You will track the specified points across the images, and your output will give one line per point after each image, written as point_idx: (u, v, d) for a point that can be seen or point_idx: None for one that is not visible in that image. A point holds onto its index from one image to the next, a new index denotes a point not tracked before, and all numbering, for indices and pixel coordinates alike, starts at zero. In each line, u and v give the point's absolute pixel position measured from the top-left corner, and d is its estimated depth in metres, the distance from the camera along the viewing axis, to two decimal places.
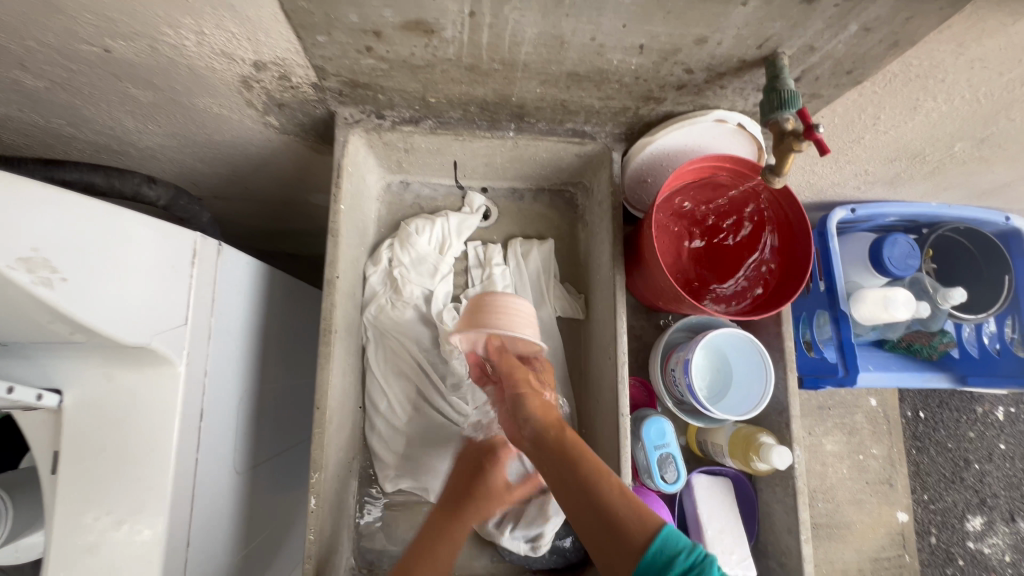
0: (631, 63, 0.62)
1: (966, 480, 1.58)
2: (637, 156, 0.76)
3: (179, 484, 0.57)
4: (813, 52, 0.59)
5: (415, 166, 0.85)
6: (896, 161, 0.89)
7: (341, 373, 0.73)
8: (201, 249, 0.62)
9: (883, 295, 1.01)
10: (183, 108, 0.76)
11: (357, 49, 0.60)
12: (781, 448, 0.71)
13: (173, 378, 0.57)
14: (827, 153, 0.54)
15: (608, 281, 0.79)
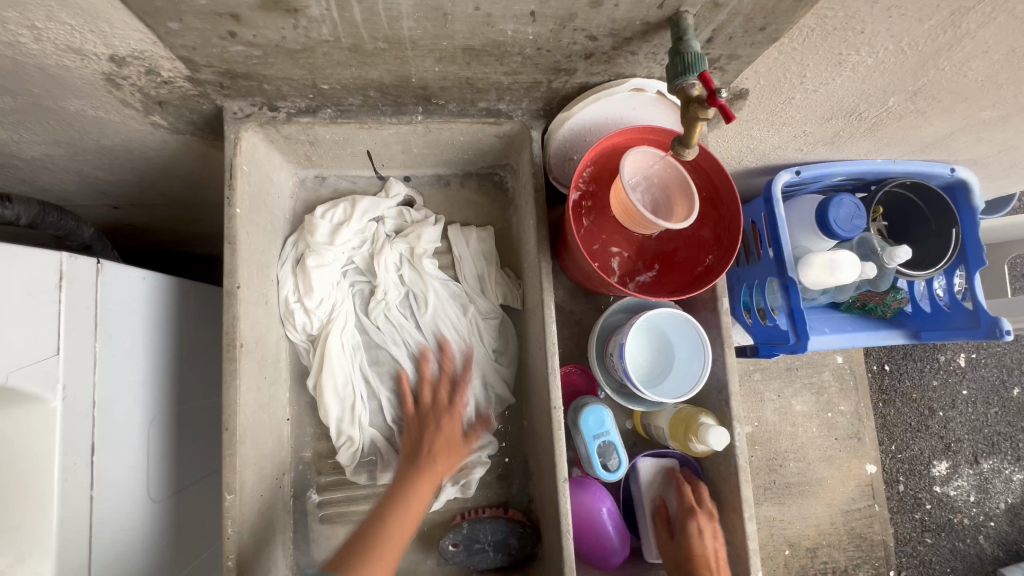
0: (528, 33, 0.57)
1: (931, 428, 1.61)
2: (556, 134, 0.72)
3: (69, 527, 0.53)
4: (718, 9, 0.54)
5: (327, 158, 0.79)
6: (833, 119, 0.86)
7: (255, 388, 0.68)
8: (70, 271, 0.56)
9: (829, 259, 0.98)
10: (54, 113, 0.69)
11: (219, 36, 0.54)
12: (719, 430, 0.68)
13: (47, 416, 0.52)
14: (733, 119, 0.50)
15: (536, 268, 0.75)
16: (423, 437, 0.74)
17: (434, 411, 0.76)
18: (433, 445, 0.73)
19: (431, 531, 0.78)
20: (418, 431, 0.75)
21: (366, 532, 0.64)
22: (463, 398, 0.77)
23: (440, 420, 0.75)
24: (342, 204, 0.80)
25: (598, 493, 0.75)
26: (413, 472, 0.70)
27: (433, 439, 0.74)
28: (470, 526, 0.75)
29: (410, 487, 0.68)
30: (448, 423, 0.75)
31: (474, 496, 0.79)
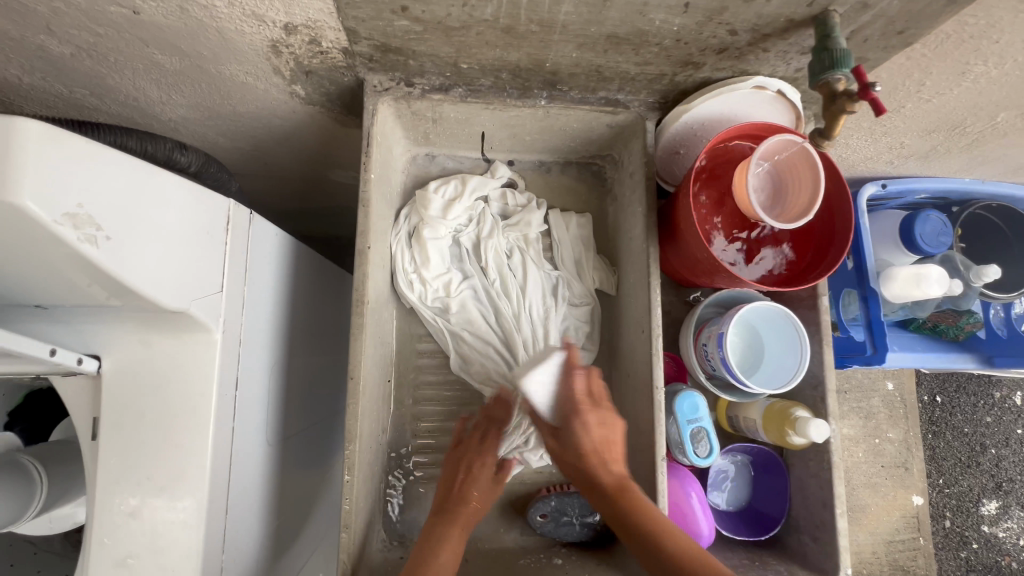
0: (674, 23, 0.60)
1: (982, 465, 1.57)
2: (670, 128, 0.74)
3: (218, 451, 0.57)
4: (866, 10, 0.56)
5: (442, 137, 0.84)
6: (935, 133, 0.87)
7: (372, 345, 0.72)
8: (233, 216, 0.61)
9: (915, 274, 0.98)
10: (209, 77, 0.74)
11: (392, 10, 0.59)
12: (819, 421, 0.70)
13: (210, 345, 0.57)
14: (882, 113, 0.52)
15: (640, 254, 0.77)
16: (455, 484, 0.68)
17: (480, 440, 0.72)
18: (478, 484, 0.68)
19: (516, 501, 0.81)
20: (450, 478, 0.69)
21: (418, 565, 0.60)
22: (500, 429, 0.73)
23: (481, 459, 0.70)
24: (454, 181, 0.84)
25: (686, 478, 0.76)
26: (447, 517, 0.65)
27: (468, 480, 0.68)
28: (559, 499, 0.77)
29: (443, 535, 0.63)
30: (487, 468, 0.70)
31: (559, 471, 0.82)
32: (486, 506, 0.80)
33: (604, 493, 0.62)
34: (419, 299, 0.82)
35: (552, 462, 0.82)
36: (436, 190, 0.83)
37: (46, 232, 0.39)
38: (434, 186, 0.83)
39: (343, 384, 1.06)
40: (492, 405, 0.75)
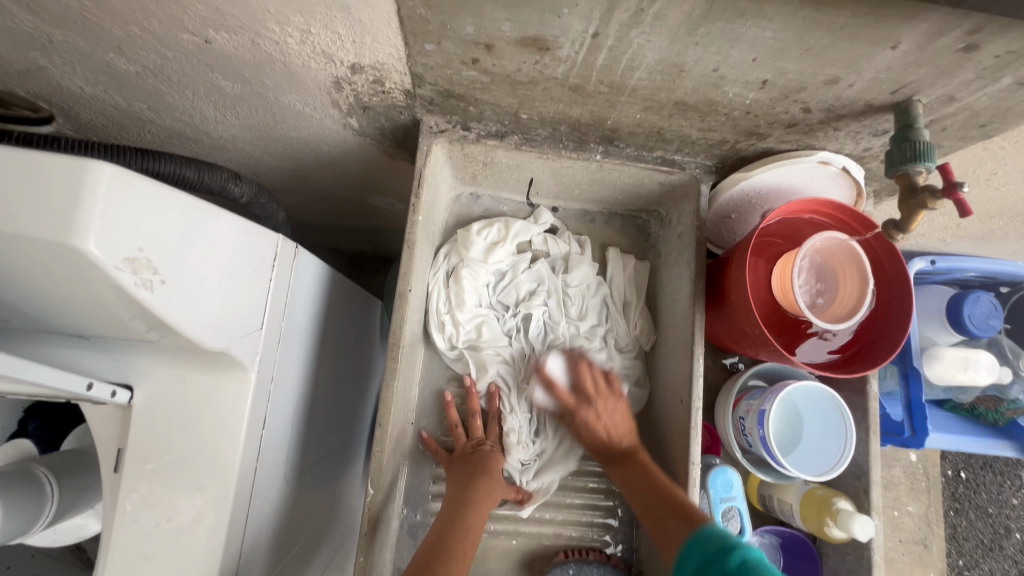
0: (748, 97, 0.58)
1: (1005, 550, 1.49)
2: (726, 192, 0.73)
3: (240, 495, 0.55)
4: (951, 102, 0.54)
5: (489, 179, 0.83)
6: (996, 217, 0.84)
7: (402, 389, 0.70)
8: (280, 251, 0.60)
9: (965, 356, 0.97)
10: (267, 103, 0.74)
11: (463, 61, 0.58)
12: (864, 518, 0.66)
13: (244, 384, 0.55)
14: (968, 215, 0.50)
15: (684, 318, 0.75)
16: (467, 471, 0.71)
17: (605, 416, 0.74)
18: (487, 463, 0.72)
19: (532, 561, 0.77)
20: (457, 470, 0.72)
21: (438, 541, 0.61)
22: (476, 427, 0.76)
23: (482, 446, 0.74)
24: (497, 225, 0.83)
25: None
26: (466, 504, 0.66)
27: (481, 463, 0.72)
28: (577, 567, 0.74)
29: (466, 504, 0.66)
30: (495, 454, 0.74)
31: (579, 535, 0.78)
32: (501, 564, 0.77)
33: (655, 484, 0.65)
34: (449, 340, 0.80)
35: (572, 525, 0.79)
36: (477, 232, 0.82)
37: (103, 275, 0.37)
38: (476, 228, 0.82)
39: (359, 412, 1.04)
40: (614, 382, 0.76)
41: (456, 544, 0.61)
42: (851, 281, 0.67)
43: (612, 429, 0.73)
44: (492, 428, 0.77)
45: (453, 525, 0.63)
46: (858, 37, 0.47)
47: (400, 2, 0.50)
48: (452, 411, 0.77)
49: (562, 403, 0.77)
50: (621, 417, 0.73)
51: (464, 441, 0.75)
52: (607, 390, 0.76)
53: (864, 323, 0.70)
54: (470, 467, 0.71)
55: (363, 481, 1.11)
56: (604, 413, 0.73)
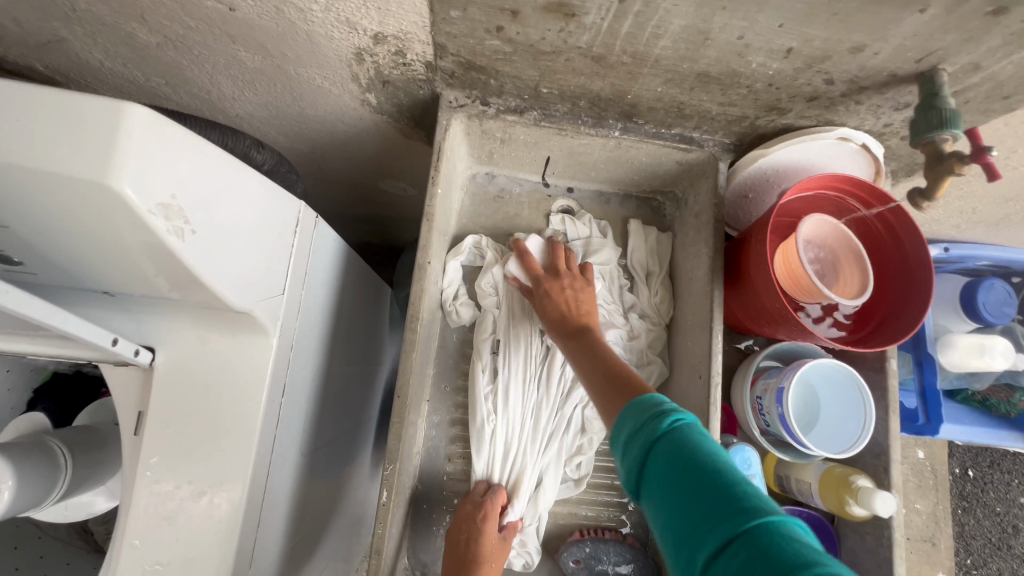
0: (771, 68, 0.58)
1: (1014, 549, 1.48)
2: (745, 169, 0.73)
3: (259, 460, 0.55)
4: (976, 72, 0.54)
5: (506, 157, 0.83)
6: (1012, 200, 0.84)
7: (420, 363, 0.70)
8: (302, 219, 0.60)
9: (979, 342, 0.95)
10: (287, 77, 0.74)
11: (487, 29, 0.58)
12: (886, 494, 0.65)
13: (265, 349, 0.55)
14: (996, 178, 0.50)
15: (702, 296, 0.75)
16: (455, 552, 0.66)
17: (564, 293, 0.74)
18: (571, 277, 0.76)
19: (547, 542, 0.77)
20: (448, 547, 0.67)
21: None
22: (478, 494, 0.71)
23: (481, 514, 0.68)
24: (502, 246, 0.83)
25: None
26: None
27: (470, 544, 0.66)
28: (594, 545, 0.73)
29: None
30: (486, 528, 0.67)
31: (594, 515, 0.78)
32: None
33: (604, 358, 0.61)
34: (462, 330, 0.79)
35: (588, 505, 0.78)
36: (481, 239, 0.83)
37: (137, 219, 0.37)
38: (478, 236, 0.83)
39: (370, 395, 1.04)
40: (588, 270, 0.78)
41: None
42: (849, 270, 0.67)
43: (575, 302, 0.73)
44: (494, 495, 0.70)
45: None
46: (886, 0, 0.47)
47: None
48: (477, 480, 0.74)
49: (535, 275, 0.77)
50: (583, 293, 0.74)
51: (541, 270, 0.77)
52: (580, 275, 0.77)
53: (884, 304, 0.70)
54: (458, 547, 0.66)
55: (372, 468, 1.10)
56: (576, 296, 0.73)
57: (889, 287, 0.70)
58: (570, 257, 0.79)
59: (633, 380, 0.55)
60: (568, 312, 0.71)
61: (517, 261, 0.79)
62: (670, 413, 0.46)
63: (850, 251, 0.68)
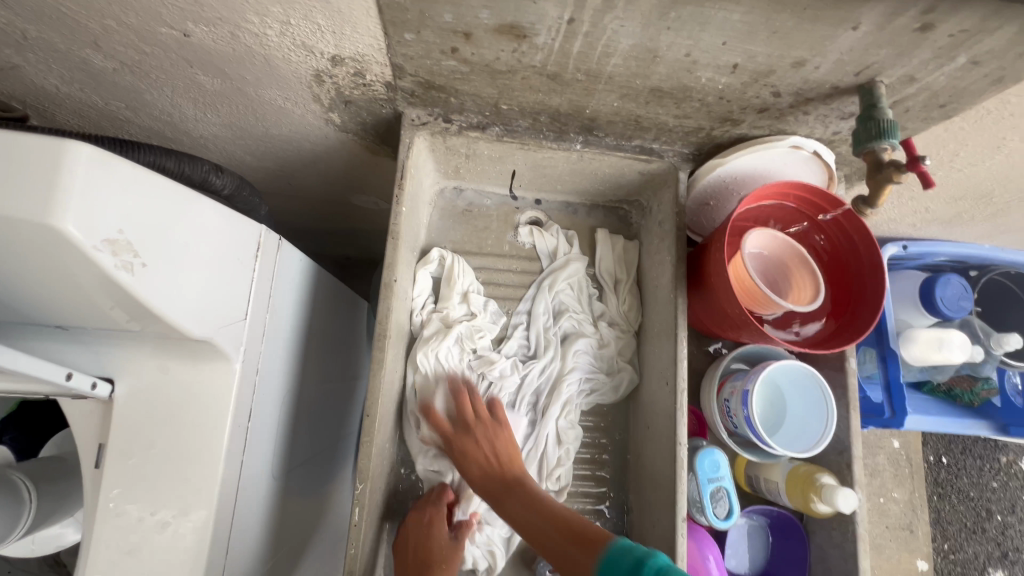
0: (720, 82, 0.60)
1: (988, 532, 1.53)
2: (704, 178, 0.75)
3: (225, 488, 0.54)
4: (912, 83, 0.57)
5: (472, 172, 0.83)
6: (961, 200, 0.87)
7: (389, 380, 0.71)
8: (263, 242, 0.60)
9: (938, 337, 0.98)
10: (248, 99, 0.74)
11: (442, 50, 0.59)
12: (847, 491, 0.68)
13: (228, 375, 0.54)
14: (931, 185, 0.52)
15: (667, 303, 0.76)
16: (409, 561, 0.67)
17: (485, 441, 0.70)
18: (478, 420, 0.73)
19: (525, 552, 0.77)
20: (399, 561, 0.68)
21: None
22: (421, 505, 0.71)
23: (432, 517, 0.69)
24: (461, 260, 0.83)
25: (705, 541, 0.73)
26: None
27: (422, 556, 0.66)
28: None
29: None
30: (433, 534, 0.68)
31: None
32: None
33: (543, 520, 0.61)
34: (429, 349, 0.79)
35: None
36: (445, 253, 0.83)
37: (83, 256, 0.37)
38: (443, 249, 0.83)
39: (348, 411, 1.03)
40: (498, 411, 0.75)
41: None
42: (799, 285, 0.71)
43: (496, 454, 0.69)
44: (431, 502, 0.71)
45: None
46: (821, 19, 0.49)
47: None
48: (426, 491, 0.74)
49: (441, 432, 0.73)
50: (497, 445, 0.70)
51: (449, 427, 0.73)
52: (491, 419, 0.73)
53: (841, 304, 0.72)
54: (409, 557, 0.67)
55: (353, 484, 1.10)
56: (490, 439, 0.71)
57: (846, 289, 0.72)
58: (478, 405, 0.74)
59: (586, 525, 0.58)
60: (491, 466, 0.68)
61: (445, 394, 0.76)
62: (653, 556, 0.49)
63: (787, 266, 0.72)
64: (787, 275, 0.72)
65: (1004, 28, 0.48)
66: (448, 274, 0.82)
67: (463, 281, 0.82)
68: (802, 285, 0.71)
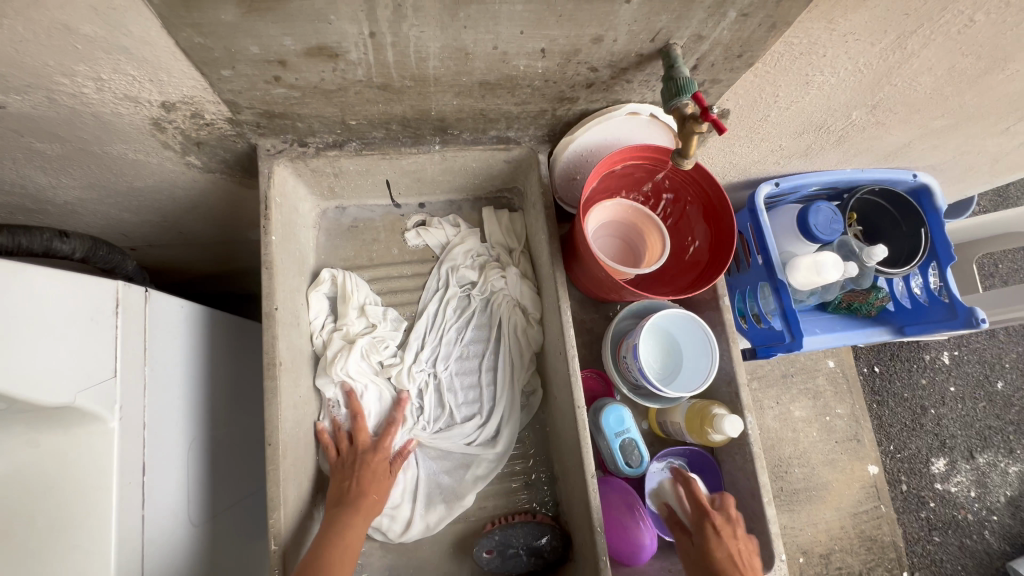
0: (538, 67, 0.64)
1: (925, 426, 1.61)
2: (560, 156, 0.79)
3: (125, 546, 0.55)
4: (702, 40, 0.62)
5: (348, 189, 0.85)
6: (805, 134, 0.94)
7: (292, 406, 0.72)
8: (126, 296, 0.59)
9: (814, 262, 1.05)
10: (97, 158, 0.73)
11: (265, 80, 0.61)
12: (733, 417, 0.74)
13: (106, 435, 0.55)
14: (724, 131, 0.58)
15: (550, 278, 0.81)
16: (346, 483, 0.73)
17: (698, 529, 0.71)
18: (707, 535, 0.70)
19: (463, 540, 0.80)
20: (337, 487, 0.73)
21: (316, 557, 0.64)
22: (367, 435, 0.77)
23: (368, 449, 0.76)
24: (352, 277, 0.85)
25: (624, 491, 0.78)
26: (348, 509, 0.69)
27: (362, 472, 0.73)
28: (502, 532, 0.77)
29: (346, 520, 0.68)
30: (378, 463, 0.75)
31: (503, 503, 0.82)
32: (434, 549, 0.80)
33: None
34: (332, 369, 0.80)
35: (495, 495, 0.82)
36: (334, 273, 0.85)
37: None
38: (331, 269, 0.85)
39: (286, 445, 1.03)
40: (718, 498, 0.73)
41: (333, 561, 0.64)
42: (653, 241, 0.78)
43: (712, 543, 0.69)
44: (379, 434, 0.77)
45: (331, 543, 0.65)
46: None
47: (175, 34, 0.52)
48: (337, 419, 0.79)
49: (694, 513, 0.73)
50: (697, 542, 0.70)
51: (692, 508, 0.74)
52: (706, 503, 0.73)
53: (707, 247, 0.77)
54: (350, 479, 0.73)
55: None
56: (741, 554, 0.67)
57: (708, 233, 0.77)
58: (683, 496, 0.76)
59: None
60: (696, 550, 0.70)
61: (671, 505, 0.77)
62: None
63: (639, 228, 0.80)
64: (638, 230, 0.80)
65: None
66: (341, 293, 0.84)
67: (358, 297, 0.84)
68: (650, 231, 0.79)
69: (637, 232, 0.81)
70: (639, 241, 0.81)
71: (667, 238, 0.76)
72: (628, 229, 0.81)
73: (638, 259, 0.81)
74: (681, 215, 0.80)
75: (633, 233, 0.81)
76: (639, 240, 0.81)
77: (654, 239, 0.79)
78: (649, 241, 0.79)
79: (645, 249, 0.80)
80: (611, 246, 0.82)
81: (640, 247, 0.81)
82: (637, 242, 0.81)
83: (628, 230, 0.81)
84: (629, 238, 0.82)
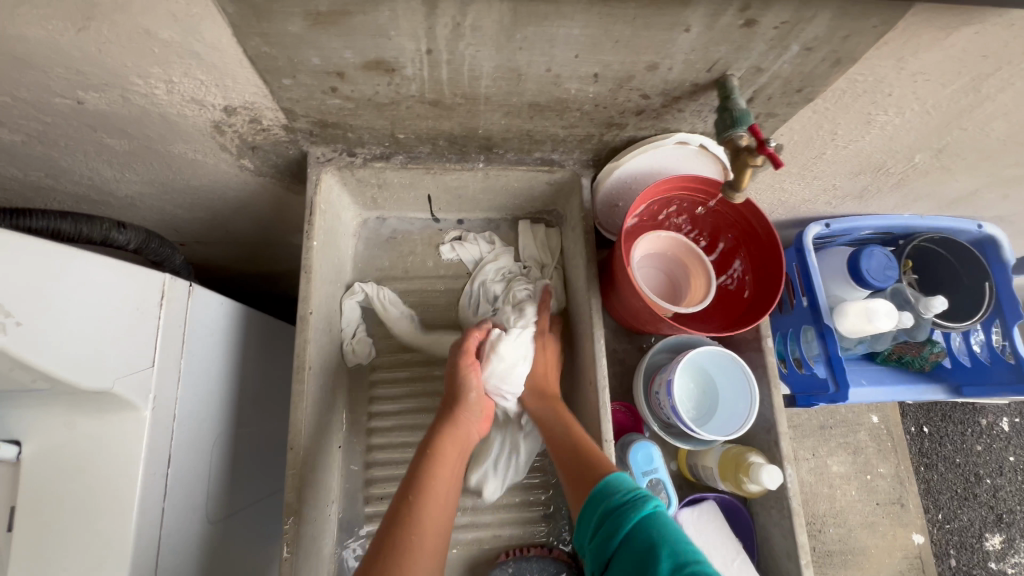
0: (589, 91, 0.64)
1: (979, 497, 1.48)
2: (604, 182, 0.78)
3: (142, 537, 0.55)
4: (761, 72, 0.61)
5: (390, 201, 0.87)
6: (862, 175, 0.90)
7: (317, 412, 0.72)
8: (171, 290, 0.62)
9: (865, 308, 1.00)
10: (159, 155, 0.76)
11: (323, 90, 0.62)
12: (771, 467, 0.69)
13: (138, 423, 0.56)
14: (781, 166, 0.55)
15: (584, 304, 0.79)
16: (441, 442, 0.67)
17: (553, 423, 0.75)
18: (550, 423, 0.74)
19: (475, 568, 0.77)
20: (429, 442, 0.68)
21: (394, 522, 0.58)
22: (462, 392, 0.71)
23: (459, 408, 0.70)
24: (385, 289, 0.85)
25: None
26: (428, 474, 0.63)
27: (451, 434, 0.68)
28: (516, 564, 0.75)
29: (424, 481, 0.63)
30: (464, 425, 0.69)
31: (519, 533, 0.79)
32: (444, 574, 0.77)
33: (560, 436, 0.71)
34: None
35: (511, 525, 0.79)
36: (368, 284, 0.85)
37: None
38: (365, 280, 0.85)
39: None
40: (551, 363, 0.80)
41: (408, 532, 0.58)
42: (698, 282, 0.76)
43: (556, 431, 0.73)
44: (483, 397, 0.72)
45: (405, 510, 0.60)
46: (652, 25, 0.53)
47: (244, 43, 0.54)
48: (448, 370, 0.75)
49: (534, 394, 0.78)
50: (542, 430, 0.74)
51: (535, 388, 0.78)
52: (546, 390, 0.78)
53: (752, 287, 0.74)
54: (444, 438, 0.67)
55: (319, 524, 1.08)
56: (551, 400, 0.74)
57: (755, 272, 0.74)
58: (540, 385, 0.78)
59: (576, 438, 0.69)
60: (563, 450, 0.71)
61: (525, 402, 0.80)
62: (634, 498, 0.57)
63: (686, 266, 0.78)
64: (683, 269, 0.78)
65: (818, 17, 0.53)
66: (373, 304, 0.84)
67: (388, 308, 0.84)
68: (697, 273, 0.76)
69: (682, 268, 0.78)
70: (682, 277, 0.78)
71: (713, 279, 0.73)
72: (673, 264, 0.79)
73: (678, 295, 0.79)
74: (727, 252, 0.78)
75: (677, 269, 0.79)
76: (683, 277, 0.78)
77: (699, 280, 0.76)
78: (694, 280, 0.77)
79: (688, 288, 0.77)
80: (654, 280, 0.79)
81: (682, 285, 0.78)
82: (682, 278, 0.78)
83: (673, 265, 0.79)
84: (672, 273, 0.79)
